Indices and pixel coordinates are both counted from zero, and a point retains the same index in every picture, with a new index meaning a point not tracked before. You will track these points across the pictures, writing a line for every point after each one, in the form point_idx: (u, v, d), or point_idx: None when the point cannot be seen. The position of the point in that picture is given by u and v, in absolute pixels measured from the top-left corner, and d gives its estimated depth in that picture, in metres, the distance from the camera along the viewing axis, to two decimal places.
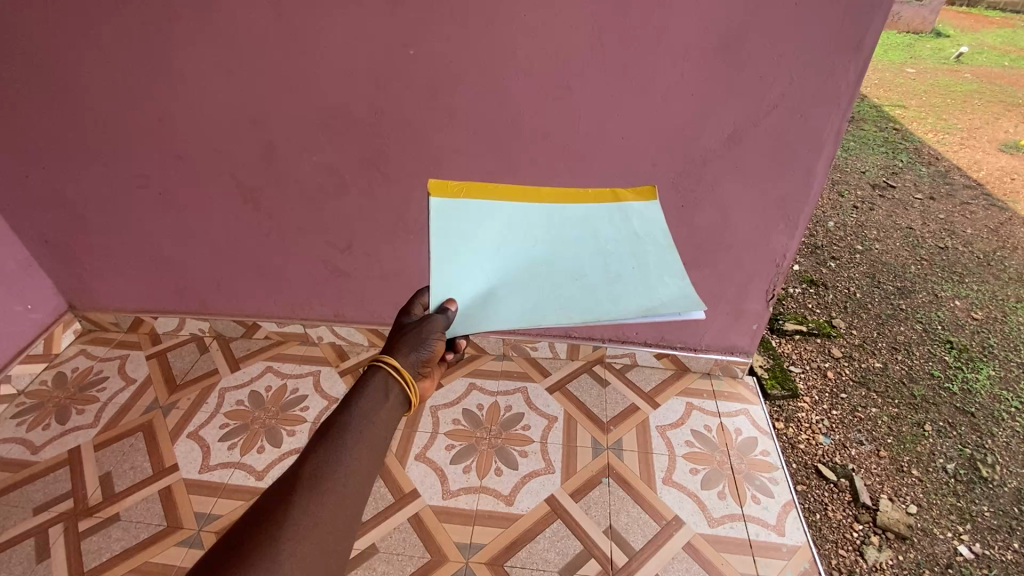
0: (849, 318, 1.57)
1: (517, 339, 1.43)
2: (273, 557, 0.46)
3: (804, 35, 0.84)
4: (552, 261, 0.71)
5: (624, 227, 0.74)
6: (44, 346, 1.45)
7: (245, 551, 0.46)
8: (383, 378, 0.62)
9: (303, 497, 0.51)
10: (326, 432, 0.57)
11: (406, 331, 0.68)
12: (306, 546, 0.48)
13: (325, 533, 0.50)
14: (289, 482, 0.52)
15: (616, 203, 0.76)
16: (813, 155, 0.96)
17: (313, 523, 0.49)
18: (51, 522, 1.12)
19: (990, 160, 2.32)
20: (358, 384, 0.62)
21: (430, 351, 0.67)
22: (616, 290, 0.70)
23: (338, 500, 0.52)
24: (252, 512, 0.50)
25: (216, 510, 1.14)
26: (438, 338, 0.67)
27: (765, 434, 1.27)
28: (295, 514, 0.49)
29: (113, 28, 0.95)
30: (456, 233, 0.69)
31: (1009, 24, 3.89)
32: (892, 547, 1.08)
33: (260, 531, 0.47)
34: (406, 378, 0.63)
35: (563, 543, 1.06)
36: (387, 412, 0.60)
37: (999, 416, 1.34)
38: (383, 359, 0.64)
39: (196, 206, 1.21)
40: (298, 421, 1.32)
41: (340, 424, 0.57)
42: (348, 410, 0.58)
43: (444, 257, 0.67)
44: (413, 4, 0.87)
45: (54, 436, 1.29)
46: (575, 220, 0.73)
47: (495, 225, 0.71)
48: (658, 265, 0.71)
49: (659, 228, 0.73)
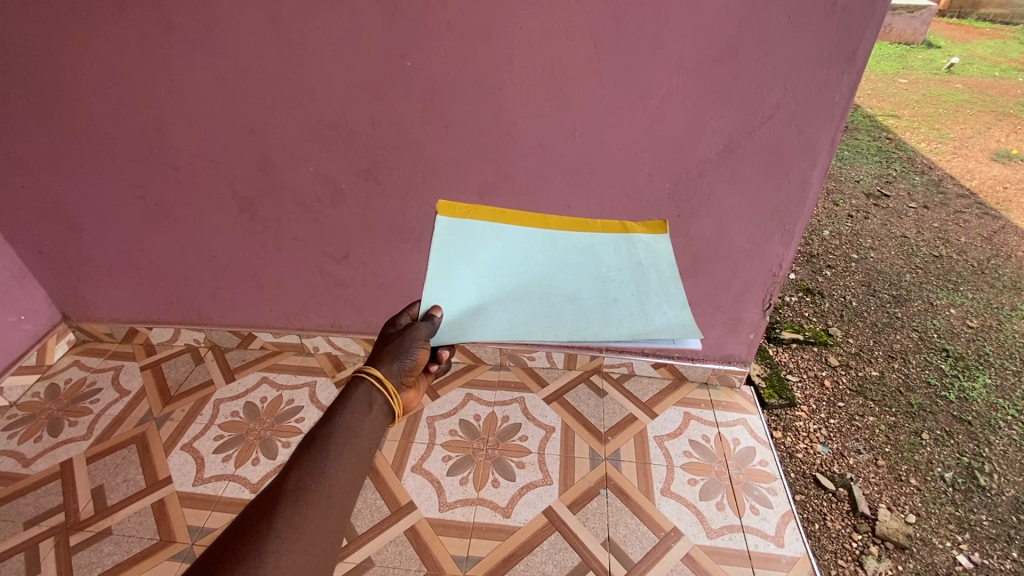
0: (845, 327, 1.58)
1: (514, 349, 1.42)
2: (258, 569, 0.45)
3: (797, 48, 0.85)
4: (550, 283, 0.72)
5: (630, 256, 0.75)
6: (37, 357, 1.44)
7: (226, 565, 0.45)
8: (366, 388, 0.62)
9: (287, 508, 0.50)
10: (313, 443, 0.56)
11: (391, 340, 0.68)
12: (290, 557, 0.47)
13: (310, 544, 0.49)
14: (272, 494, 0.52)
15: (623, 233, 0.77)
16: (808, 164, 0.97)
17: (297, 536, 0.49)
18: (43, 537, 1.10)
19: (982, 169, 2.34)
20: (342, 397, 0.62)
21: (412, 361, 0.66)
22: (609, 313, 0.71)
23: (323, 512, 0.52)
24: (235, 525, 0.49)
25: (209, 524, 1.12)
26: (423, 346, 0.67)
27: (764, 444, 1.26)
28: (279, 526, 0.49)
29: (111, 40, 0.96)
30: (457, 250, 0.71)
31: (998, 35, 3.94)
32: (891, 557, 1.08)
33: (243, 544, 0.47)
34: (390, 388, 0.63)
35: (562, 555, 1.05)
36: (372, 422, 0.60)
37: (996, 424, 1.34)
38: (367, 369, 0.64)
39: (192, 216, 1.20)
40: (293, 433, 1.30)
41: (325, 434, 0.57)
42: (334, 421, 0.58)
43: (440, 269, 0.69)
44: (409, 15, 0.87)
45: (45, 449, 1.28)
46: (577, 246, 0.75)
47: (498, 245, 0.73)
48: (658, 293, 0.71)
49: (665, 263, 0.74)
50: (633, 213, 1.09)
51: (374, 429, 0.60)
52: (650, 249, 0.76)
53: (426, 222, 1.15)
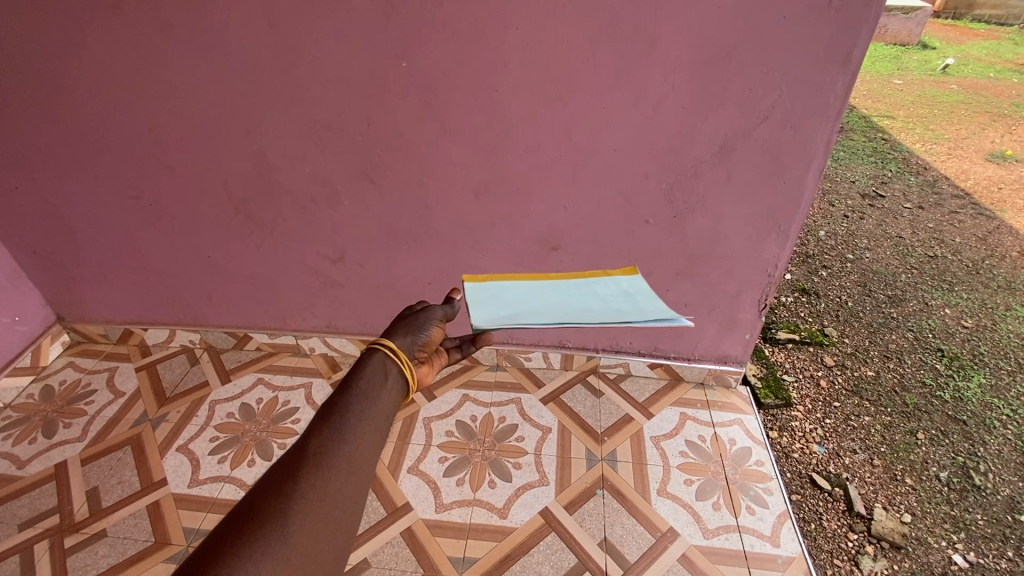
0: (841, 327, 1.59)
1: (511, 350, 1.43)
2: (279, 530, 0.46)
3: (792, 49, 0.85)
4: (564, 302, 0.84)
5: (618, 287, 0.88)
6: (31, 358, 1.43)
7: (250, 525, 0.46)
8: (381, 356, 0.64)
9: (310, 470, 0.51)
10: (337, 405, 0.57)
11: (406, 319, 0.73)
12: (312, 519, 0.48)
13: (332, 507, 0.50)
14: (297, 454, 0.52)
15: (605, 275, 0.91)
16: (804, 165, 0.97)
17: (320, 498, 0.50)
18: (37, 539, 1.10)
19: (977, 170, 2.35)
20: (356, 367, 0.63)
21: (426, 336, 0.71)
22: (614, 313, 0.81)
23: (346, 474, 0.53)
24: (258, 484, 0.50)
25: (205, 526, 1.12)
26: (436, 325, 0.73)
27: (760, 445, 1.27)
28: (302, 488, 0.49)
29: (104, 39, 0.95)
30: (488, 294, 0.86)
31: (993, 36, 3.96)
32: (887, 557, 1.08)
33: (268, 503, 0.48)
34: (404, 357, 0.65)
35: (558, 556, 1.05)
36: (389, 390, 0.61)
37: (990, 424, 1.34)
38: (382, 341, 0.66)
39: (187, 217, 1.20)
40: (289, 434, 1.30)
41: (345, 400, 0.58)
42: (351, 389, 0.59)
43: (477, 299, 0.85)
44: (405, 16, 0.87)
45: (40, 451, 1.27)
46: (580, 283, 0.88)
47: (516, 288, 0.87)
48: (645, 300, 0.85)
49: (645, 291, 0.87)
50: (628, 214, 1.09)
51: (392, 396, 0.61)
52: (631, 283, 0.90)
53: (422, 223, 1.15)
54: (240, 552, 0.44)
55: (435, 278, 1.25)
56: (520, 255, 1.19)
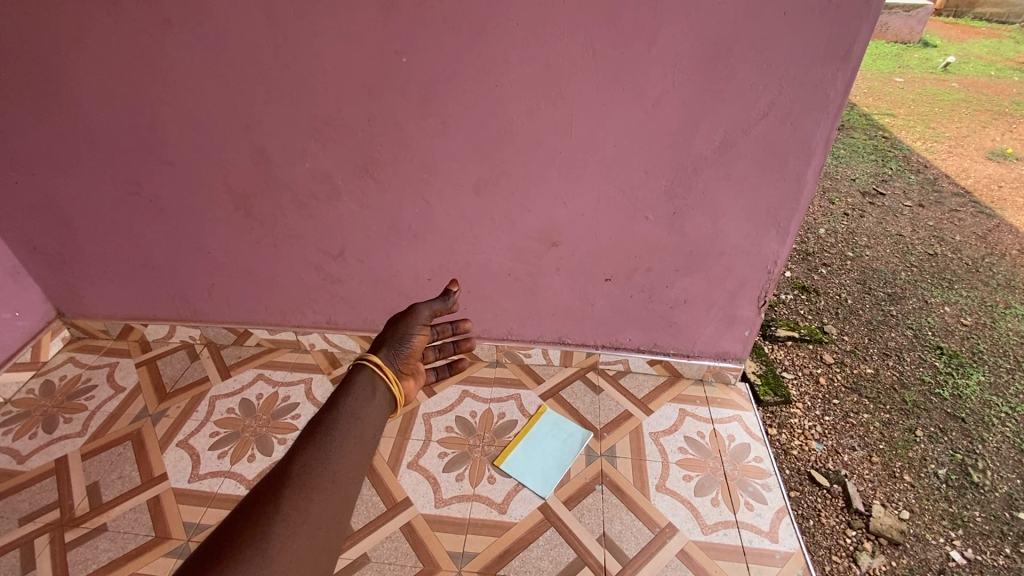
0: (840, 325, 1.59)
1: (511, 345, 1.42)
2: (263, 549, 0.52)
3: (790, 45, 0.85)
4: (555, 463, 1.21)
5: (552, 418, 1.32)
6: (31, 353, 1.44)
7: (235, 544, 0.52)
8: (369, 374, 0.76)
9: (292, 492, 0.58)
10: (319, 431, 0.66)
11: (388, 336, 0.84)
12: (295, 540, 0.54)
13: (314, 528, 0.57)
14: (282, 476, 0.60)
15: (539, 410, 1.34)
16: (803, 162, 0.97)
17: (302, 517, 0.56)
18: (37, 533, 1.10)
19: (978, 168, 2.35)
20: (351, 382, 0.75)
21: (408, 348, 0.84)
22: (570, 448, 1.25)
23: (326, 497, 0.59)
24: (244, 506, 0.57)
25: (205, 521, 1.12)
26: (415, 335, 0.85)
27: (759, 441, 1.27)
28: (285, 509, 0.56)
29: (104, 35, 0.95)
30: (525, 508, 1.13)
31: (994, 34, 3.96)
32: (885, 553, 1.08)
33: (251, 525, 0.54)
34: (388, 374, 0.77)
35: (557, 551, 1.05)
36: (374, 407, 0.72)
37: (989, 421, 1.34)
38: (368, 358, 0.79)
39: (187, 213, 1.20)
40: (289, 430, 1.30)
41: (329, 422, 0.67)
42: (340, 406, 0.70)
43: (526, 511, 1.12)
44: (403, 10, 0.87)
45: (40, 445, 1.27)
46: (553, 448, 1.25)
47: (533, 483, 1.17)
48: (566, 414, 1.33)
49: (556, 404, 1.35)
50: (628, 211, 1.09)
51: (376, 415, 0.72)
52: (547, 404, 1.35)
53: (423, 219, 1.15)
54: (229, 568, 0.50)
55: (434, 274, 1.25)
56: (520, 252, 1.19)
